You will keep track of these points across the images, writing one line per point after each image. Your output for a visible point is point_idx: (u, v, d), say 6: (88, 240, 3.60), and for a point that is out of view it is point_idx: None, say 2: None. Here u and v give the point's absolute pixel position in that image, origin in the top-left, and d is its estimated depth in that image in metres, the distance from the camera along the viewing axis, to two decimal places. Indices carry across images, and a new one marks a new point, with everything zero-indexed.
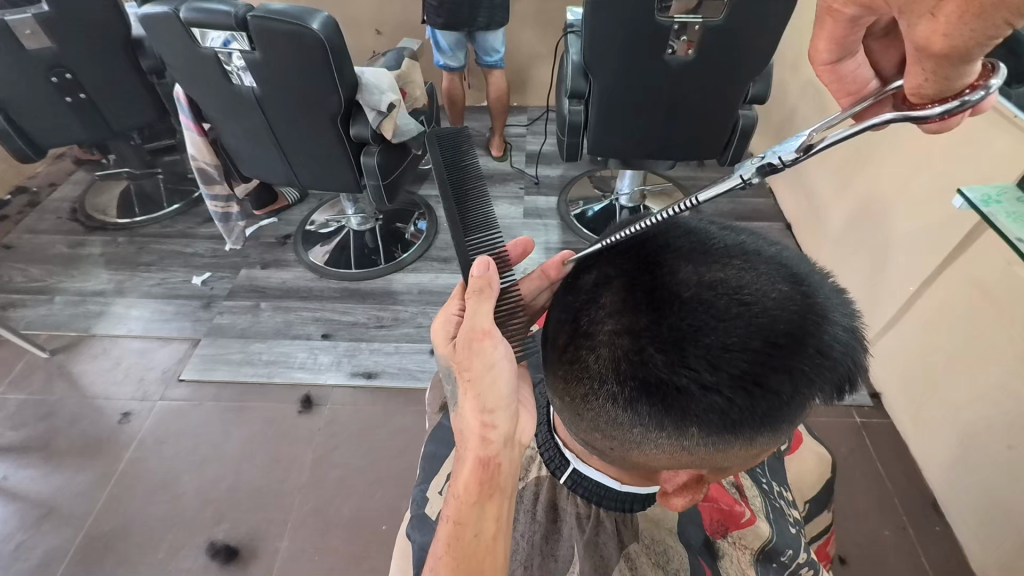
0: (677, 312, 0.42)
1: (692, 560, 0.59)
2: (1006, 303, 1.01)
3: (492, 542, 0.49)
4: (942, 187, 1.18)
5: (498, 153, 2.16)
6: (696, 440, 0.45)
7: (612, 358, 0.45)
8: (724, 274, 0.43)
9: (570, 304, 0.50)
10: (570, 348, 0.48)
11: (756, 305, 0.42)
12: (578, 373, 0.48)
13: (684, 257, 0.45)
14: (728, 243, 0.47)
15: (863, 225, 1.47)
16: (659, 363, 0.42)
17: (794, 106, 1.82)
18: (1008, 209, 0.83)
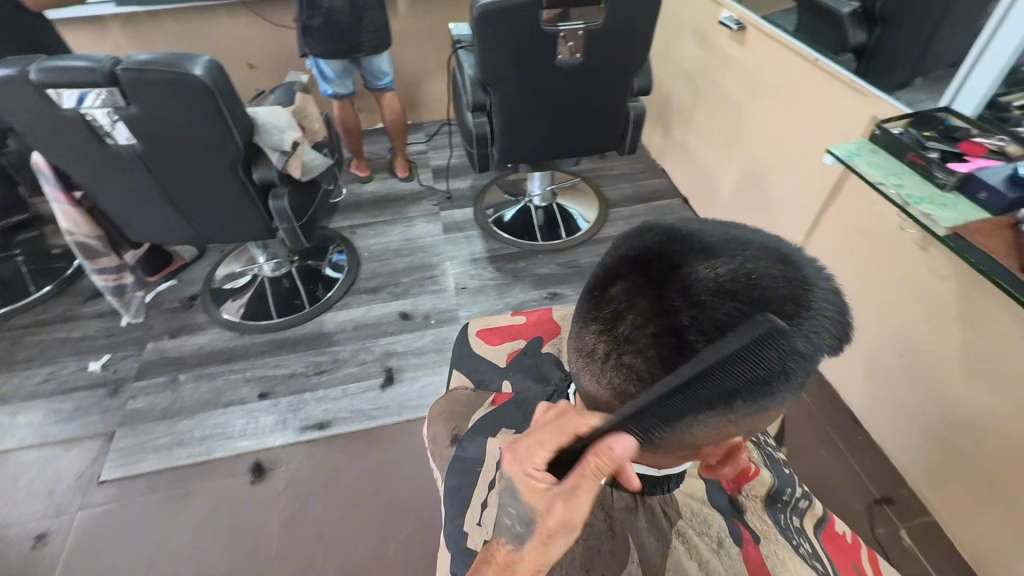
0: (704, 308, 0.44)
1: (728, 522, 0.64)
2: (877, 237, 1.20)
3: None
4: (809, 148, 1.38)
5: (404, 173, 2.13)
6: (742, 411, 0.47)
7: (660, 357, 0.46)
8: (736, 262, 0.44)
9: (604, 316, 0.51)
10: (616, 356, 0.50)
11: (768, 285, 0.43)
12: (629, 376, 0.49)
13: (698, 252, 0.46)
14: (724, 236, 0.48)
15: (751, 189, 1.65)
16: (702, 353, 0.44)
17: (670, 91, 2.00)
18: (868, 160, 0.97)
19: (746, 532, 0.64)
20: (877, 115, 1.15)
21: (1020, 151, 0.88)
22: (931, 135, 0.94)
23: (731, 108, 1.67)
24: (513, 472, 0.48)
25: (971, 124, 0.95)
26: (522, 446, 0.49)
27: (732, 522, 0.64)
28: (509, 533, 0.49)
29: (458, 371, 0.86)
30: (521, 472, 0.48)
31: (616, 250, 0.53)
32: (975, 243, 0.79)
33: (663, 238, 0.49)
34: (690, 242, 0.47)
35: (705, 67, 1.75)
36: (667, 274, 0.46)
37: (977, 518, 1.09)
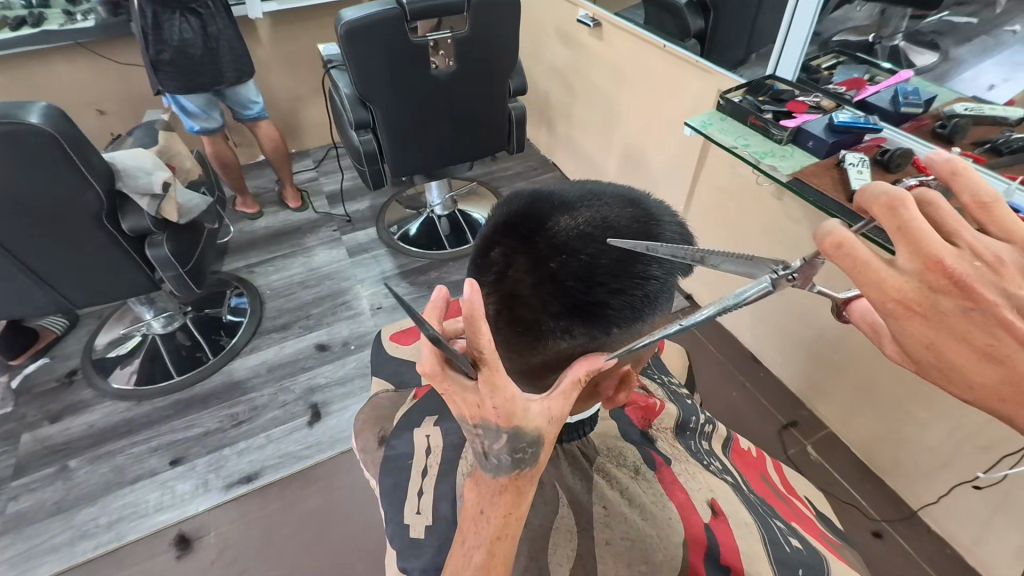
0: (572, 251, 0.48)
1: (644, 453, 0.67)
2: (741, 194, 1.35)
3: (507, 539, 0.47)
4: (673, 125, 1.52)
5: (297, 203, 2.05)
6: (623, 341, 0.51)
7: (543, 302, 0.49)
8: (593, 211, 0.50)
9: (487, 282, 0.53)
10: (504, 315, 0.51)
11: (623, 224, 0.49)
12: (518, 329, 0.51)
13: (559, 208, 0.51)
14: (580, 193, 0.53)
15: (633, 169, 1.79)
16: (579, 289, 0.48)
17: (547, 89, 2.11)
18: (719, 127, 1.10)
19: (660, 457, 0.68)
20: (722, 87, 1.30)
21: (832, 104, 1.04)
22: (765, 99, 1.09)
23: (602, 98, 1.79)
24: (501, 426, 0.43)
25: (793, 87, 1.11)
26: (483, 402, 0.43)
27: (646, 450, 0.68)
28: (507, 469, 0.45)
29: (380, 382, 0.85)
30: (506, 418, 0.43)
31: (489, 224, 0.57)
32: (810, 184, 0.93)
33: (530, 202, 0.53)
34: (552, 202, 0.52)
35: (574, 63, 1.87)
36: (535, 230, 0.50)
37: (860, 419, 1.26)
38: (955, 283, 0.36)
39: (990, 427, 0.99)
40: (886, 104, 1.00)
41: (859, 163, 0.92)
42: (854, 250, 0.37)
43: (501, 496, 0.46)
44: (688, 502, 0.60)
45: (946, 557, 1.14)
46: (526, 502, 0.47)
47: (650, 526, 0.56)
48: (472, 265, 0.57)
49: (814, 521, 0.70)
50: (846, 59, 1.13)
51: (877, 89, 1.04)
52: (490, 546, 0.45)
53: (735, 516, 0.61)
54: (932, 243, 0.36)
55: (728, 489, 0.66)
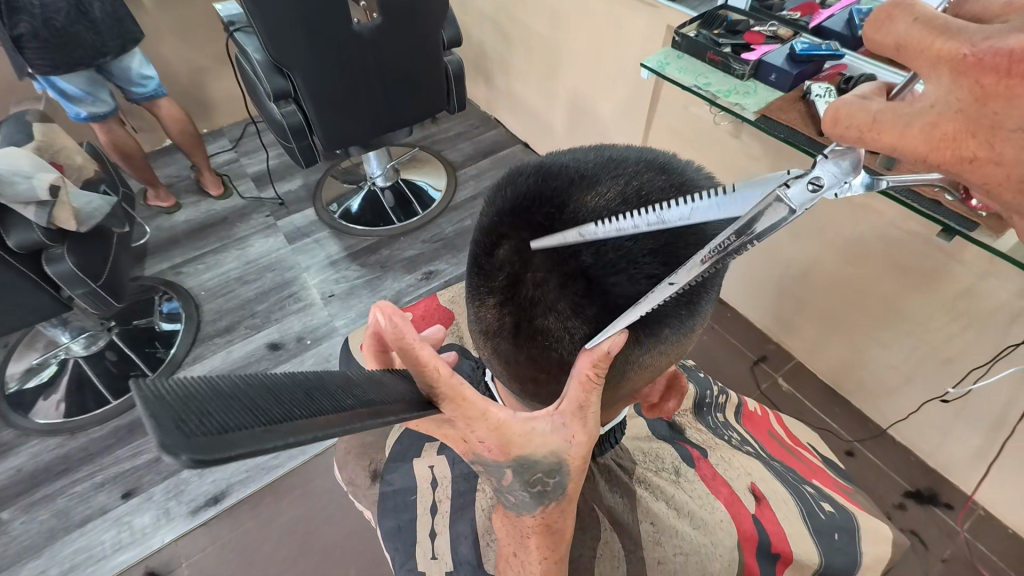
0: (602, 239, 0.41)
1: (678, 448, 0.69)
2: (698, 137, 1.32)
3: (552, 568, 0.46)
4: (621, 67, 1.44)
5: (218, 190, 1.84)
6: (668, 336, 0.47)
7: (572, 306, 0.44)
8: (621, 182, 0.43)
9: (502, 285, 0.47)
10: (526, 324, 0.47)
11: (660, 196, 0.42)
12: (546, 339, 0.47)
13: (578, 183, 0.43)
14: (599, 159, 0.45)
15: (580, 119, 1.70)
16: (622, 285, 0.42)
17: (479, 38, 1.96)
18: (677, 66, 1.04)
19: (693, 449, 0.70)
20: (671, 24, 1.23)
21: (789, 33, 1.00)
22: (720, 32, 1.03)
23: (541, 43, 1.68)
24: (499, 460, 0.41)
25: (747, 16, 1.06)
26: (467, 436, 0.39)
27: (680, 446, 0.69)
28: (531, 504, 0.44)
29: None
30: (501, 450, 0.41)
31: (489, 207, 0.49)
32: (778, 121, 0.89)
33: (538, 177, 0.45)
34: (566, 174, 0.44)
35: (506, 6, 1.72)
36: (551, 216, 0.43)
37: (826, 347, 1.30)
38: (1014, 77, 0.28)
39: (949, 342, 1.03)
40: (841, 28, 0.96)
41: (826, 93, 0.88)
42: (856, 116, 0.33)
43: (533, 536, 0.45)
44: (732, 496, 0.63)
45: (910, 463, 1.22)
46: (565, 535, 0.47)
47: (703, 537, 0.58)
48: (474, 260, 0.50)
49: (824, 470, 0.77)
50: None
51: (830, 13, 0.99)
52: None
53: (774, 495, 0.65)
54: (947, 43, 0.30)
55: (760, 465, 0.70)
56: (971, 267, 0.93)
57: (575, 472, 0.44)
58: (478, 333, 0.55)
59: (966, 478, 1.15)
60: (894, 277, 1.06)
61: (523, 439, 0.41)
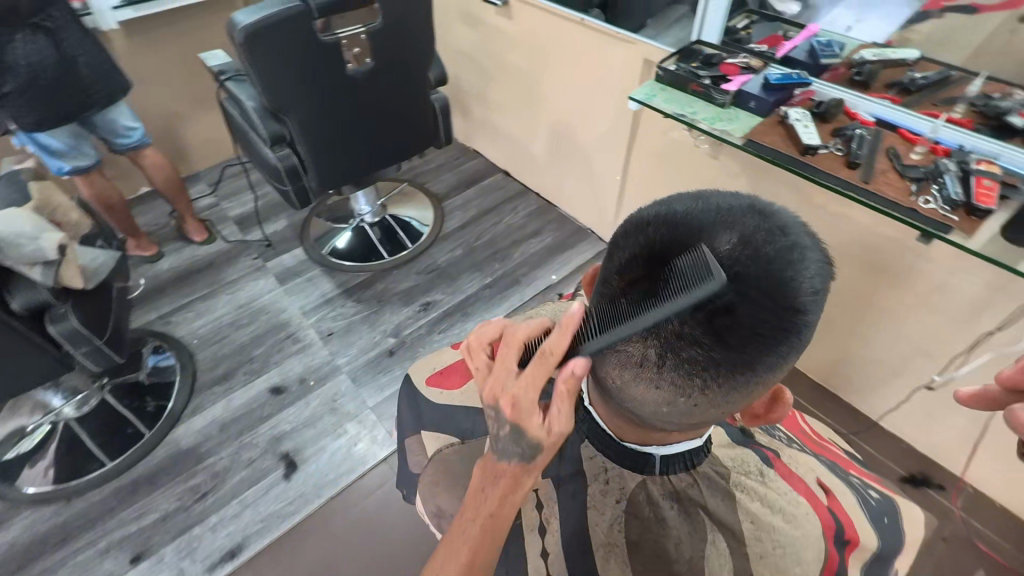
0: (736, 277, 0.44)
1: (759, 452, 0.72)
2: (679, 159, 1.41)
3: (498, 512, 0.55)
4: (600, 97, 1.53)
5: (202, 235, 1.82)
6: (790, 359, 0.50)
7: (716, 339, 0.45)
8: (747, 224, 0.46)
9: (641, 323, 0.48)
10: (668, 358, 0.48)
11: (784, 236, 0.46)
12: (688, 371, 0.47)
13: (700, 233, 0.46)
14: (716, 204, 0.49)
15: (561, 147, 1.78)
16: (764, 318, 0.44)
17: (455, 74, 2.03)
18: (662, 98, 1.12)
19: (767, 451, 0.74)
20: (649, 57, 1.33)
21: (759, 63, 1.10)
22: (697, 65, 1.12)
23: (519, 77, 1.76)
24: (507, 412, 0.53)
25: (719, 50, 1.16)
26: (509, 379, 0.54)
27: (758, 449, 0.72)
28: (516, 460, 0.54)
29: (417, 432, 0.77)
30: (513, 404, 0.53)
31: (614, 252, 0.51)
32: (763, 142, 0.98)
33: (667, 222, 0.48)
34: (687, 226, 0.48)
35: (483, 43, 1.80)
36: (686, 262, 0.46)
37: (813, 347, 1.38)
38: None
39: (927, 334, 1.13)
40: (804, 57, 1.08)
41: (802, 117, 0.99)
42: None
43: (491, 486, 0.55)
44: (810, 492, 0.68)
45: (901, 450, 1.31)
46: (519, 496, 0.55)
47: (794, 529, 0.63)
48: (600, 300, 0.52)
49: (851, 462, 0.83)
50: (757, 17, 1.19)
51: (793, 44, 1.11)
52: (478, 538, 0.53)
53: (838, 490, 0.71)
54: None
55: (818, 462, 0.76)
56: (940, 264, 1.04)
57: (541, 458, 0.55)
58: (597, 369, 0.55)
59: (954, 459, 1.25)
60: (873, 278, 1.15)
61: (523, 407, 0.53)
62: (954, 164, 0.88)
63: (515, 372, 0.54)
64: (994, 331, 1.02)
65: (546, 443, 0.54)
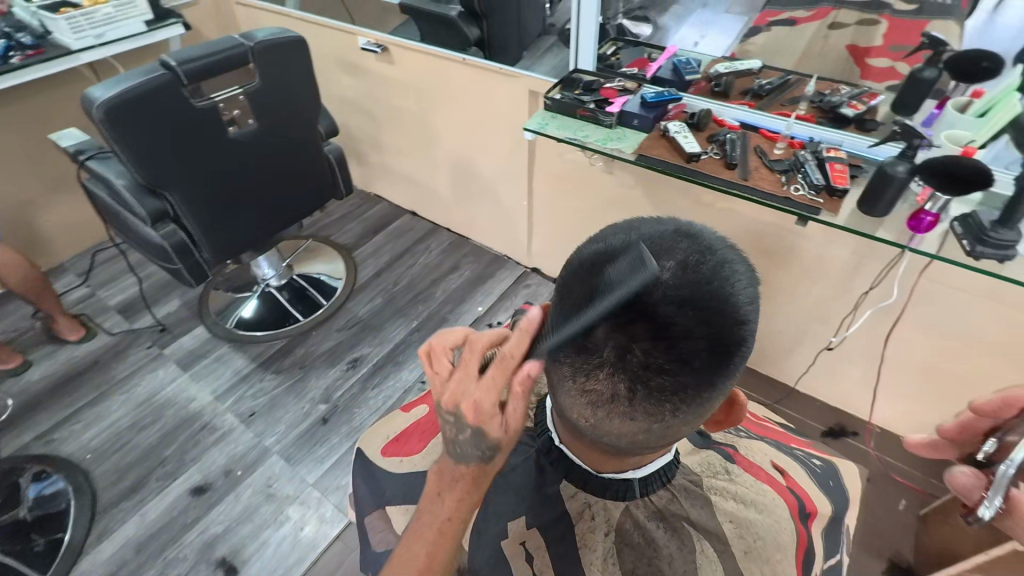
0: (685, 304, 0.45)
1: (720, 451, 0.76)
2: (578, 179, 1.48)
3: (455, 523, 0.58)
4: (494, 130, 1.58)
5: (78, 333, 1.60)
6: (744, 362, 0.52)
7: (682, 364, 0.47)
8: (685, 246, 0.47)
9: (607, 362, 0.48)
10: (639, 390, 0.48)
11: (717, 251, 0.47)
12: (661, 398, 0.48)
13: (640, 267, 0.46)
14: (649, 229, 0.49)
15: (464, 181, 1.81)
16: (720, 335, 0.46)
17: (344, 122, 1.99)
18: (555, 125, 1.19)
19: (727, 447, 0.78)
20: (534, 88, 1.40)
21: (634, 85, 1.20)
22: (580, 92, 1.20)
23: (411, 119, 1.77)
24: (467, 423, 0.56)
25: (596, 76, 1.25)
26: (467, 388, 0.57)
27: (718, 448, 0.76)
28: (473, 458, 0.59)
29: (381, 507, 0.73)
30: (471, 415, 0.56)
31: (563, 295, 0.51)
32: (653, 156, 1.07)
33: (610, 258, 0.48)
34: (630, 256, 0.47)
35: (368, 90, 1.79)
36: (635, 297, 0.46)
37: None
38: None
39: (818, 302, 1.27)
40: (671, 75, 1.19)
41: (681, 129, 1.09)
42: None
43: (449, 480, 0.59)
44: (771, 477, 0.73)
45: (817, 407, 1.45)
46: (479, 495, 0.59)
47: (767, 517, 0.67)
48: (561, 345, 0.51)
49: (789, 434, 0.90)
50: (622, 44, 1.31)
51: (658, 65, 1.23)
52: (434, 540, 0.57)
53: (789, 467, 0.78)
54: None
55: (767, 445, 0.82)
56: (815, 241, 1.18)
57: (495, 456, 0.59)
58: (570, 411, 0.55)
59: (859, 406, 1.40)
60: (765, 260, 1.28)
61: (481, 413, 0.56)
62: (811, 154, 1.01)
63: (471, 378, 0.58)
64: (868, 290, 1.17)
65: (505, 440, 0.57)
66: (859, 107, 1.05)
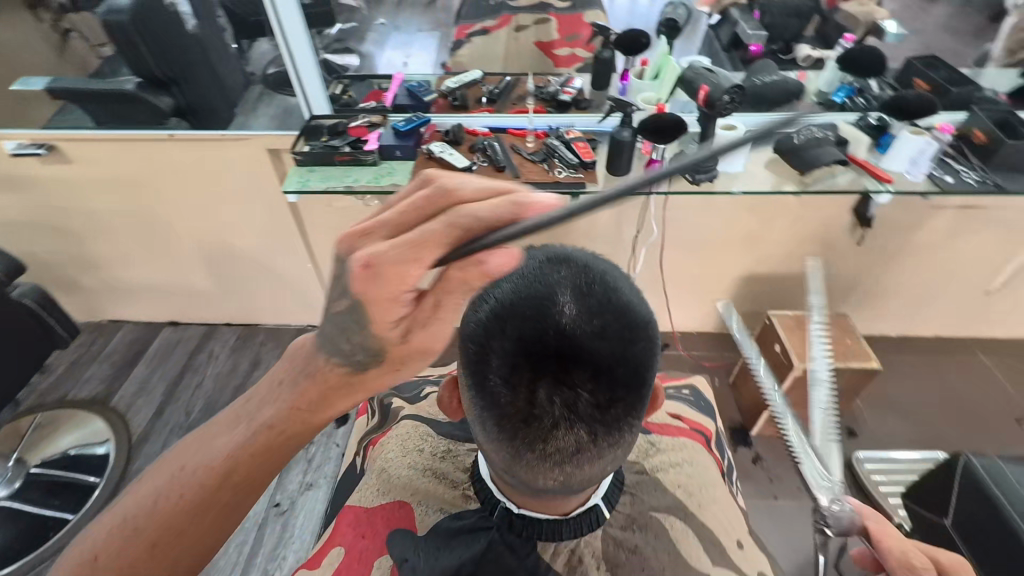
0: (602, 327, 0.49)
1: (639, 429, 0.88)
2: (358, 223, 1.42)
3: (249, 469, 0.56)
4: (241, 202, 1.39)
5: None
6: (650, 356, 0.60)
7: (623, 388, 0.51)
8: (576, 280, 0.51)
9: (560, 417, 0.51)
10: (598, 428, 0.52)
11: (600, 273, 0.53)
12: (616, 425, 0.53)
13: (549, 311, 0.49)
14: (534, 276, 0.52)
15: (227, 266, 1.55)
16: (640, 347, 0.52)
17: (20, 251, 1.51)
18: (318, 178, 1.10)
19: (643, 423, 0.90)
20: (271, 146, 1.26)
21: (379, 117, 1.18)
22: (329, 138, 1.13)
23: (124, 220, 1.43)
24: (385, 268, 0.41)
25: (337, 118, 1.18)
26: (444, 238, 0.40)
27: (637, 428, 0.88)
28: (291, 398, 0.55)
29: None
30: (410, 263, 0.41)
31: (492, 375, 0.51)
32: None
33: (520, 322, 0.50)
34: (537, 312, 0.49)
35: (45, 202, 1.39)
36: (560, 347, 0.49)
37: None
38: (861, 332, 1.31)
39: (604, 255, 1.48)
40: (410, 100, 1.21)
41: (443, 148, 1.12)
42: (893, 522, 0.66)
43: (306, 377, 0.55)
44: (680, 429, 0.89)
45: None
46: (284, 451, 0.56)
47: (696, 465, 0.82)
48: (510, 423, 0.52)
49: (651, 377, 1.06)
50: (349, 80, 1.25)
51: (393, 94, 1.23)
52: (220, 485, 0.55)
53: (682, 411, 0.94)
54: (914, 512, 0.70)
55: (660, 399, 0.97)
56: None
57: (320, 410, 0.55)
58: (536, 478, 0.55)
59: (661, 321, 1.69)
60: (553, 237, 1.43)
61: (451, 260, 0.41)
62: (557, 140, 1.15)
63: (422, 251, 0.40)
64: (634, 232, 1.41)
65: (354, 371, 0.51)
66: (571, 92, 1.22)
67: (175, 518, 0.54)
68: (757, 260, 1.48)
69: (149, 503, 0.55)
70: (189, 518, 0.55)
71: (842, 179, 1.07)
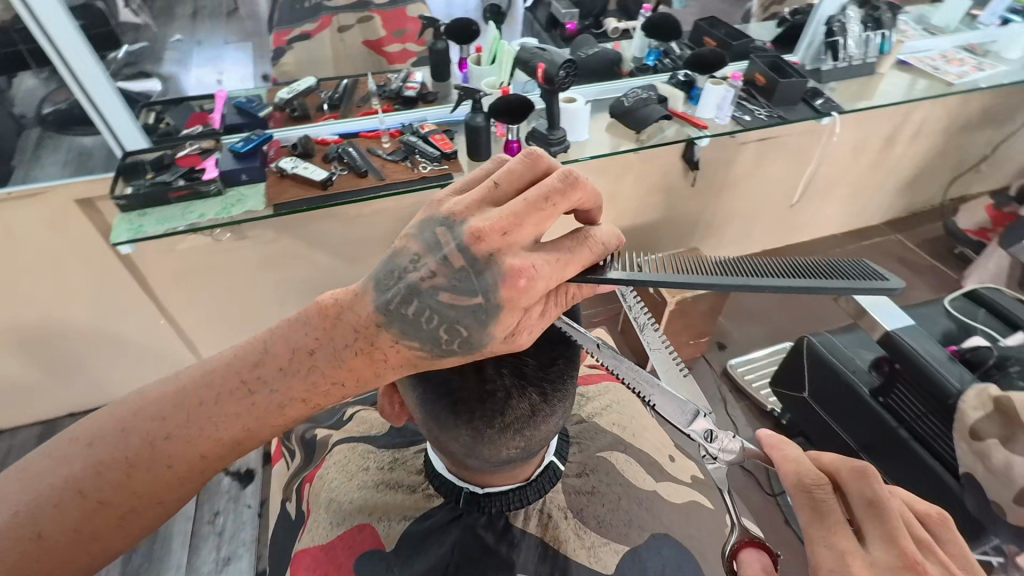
0: None
1: None
2: (211, 262, 1.27)
3: (204, 461, 0.51)
4: (53, 270, 1.16)
5: None
6: None
7: (557, 358, 0.66)
8: None
9: (511, 386, 0.61)
10: (546, 389, 0.63)
11: None
12: (560, 387, 0.65)
13: None
14: None
15: (50, 349, 1.30)
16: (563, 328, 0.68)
17: None
18: (154, 222, 0.97)
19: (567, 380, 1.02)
20: (79, 197, 1.07)
21: (211, 142, 1.06)
22: (154, 174, 0.99)
23: None
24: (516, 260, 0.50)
25: (159, 150, 1.04)
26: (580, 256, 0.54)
27: None
28: (277, 395, 0.51)
29: None
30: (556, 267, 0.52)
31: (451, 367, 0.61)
32: (289, 201, 1.01)
33: None
34: None
35: None
36: None
37: None
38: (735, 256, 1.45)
39: None
40: (241, 119, 1.11)
41: (295, 163, 1.05)
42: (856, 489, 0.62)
43: (349, 349, 0.51)
44: (595, 377, 1.00)
45: None
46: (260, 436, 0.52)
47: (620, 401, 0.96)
48: (470, 401, 0.60)
49: None
50: (161, 105, 1.09)
51: (219, 115, 1.11)
52: (194, 464, 0.51)
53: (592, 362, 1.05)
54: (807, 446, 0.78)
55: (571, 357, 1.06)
56: None
57: (298, 407, 0.52)
58: (497, 451, 0.63)
59: None
60: None
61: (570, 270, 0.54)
62: (413, 136, 1.14)
63: (566, 264, 0.53)
64: None
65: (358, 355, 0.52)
66: (414, 87, 1.21)
67: (99, 492, 0.50)
68: (615, 216, 1.63)
69: (90, 467, 0.50)
70: (106, 520, 0.50)
71: (669, 132, 1.23)
